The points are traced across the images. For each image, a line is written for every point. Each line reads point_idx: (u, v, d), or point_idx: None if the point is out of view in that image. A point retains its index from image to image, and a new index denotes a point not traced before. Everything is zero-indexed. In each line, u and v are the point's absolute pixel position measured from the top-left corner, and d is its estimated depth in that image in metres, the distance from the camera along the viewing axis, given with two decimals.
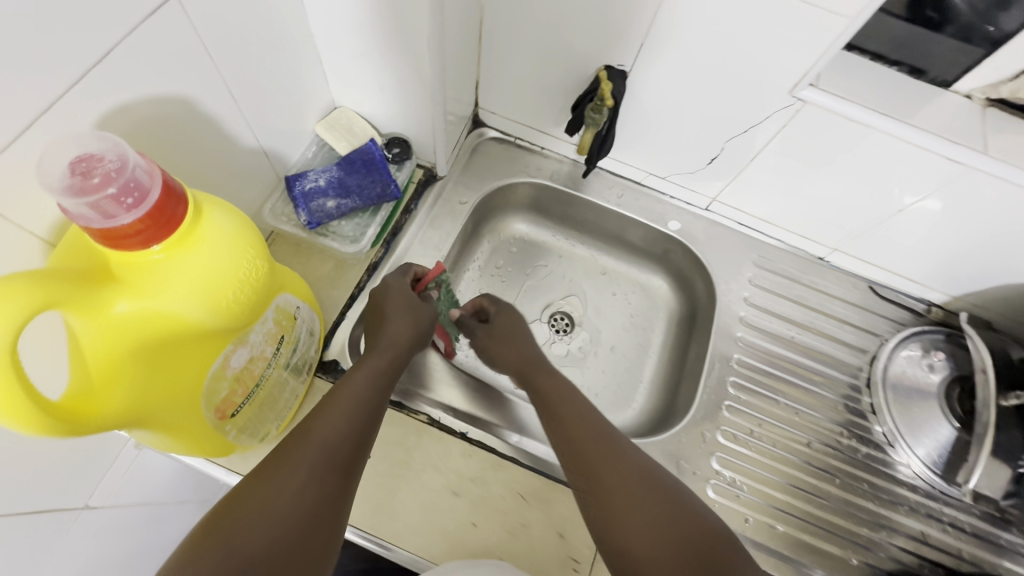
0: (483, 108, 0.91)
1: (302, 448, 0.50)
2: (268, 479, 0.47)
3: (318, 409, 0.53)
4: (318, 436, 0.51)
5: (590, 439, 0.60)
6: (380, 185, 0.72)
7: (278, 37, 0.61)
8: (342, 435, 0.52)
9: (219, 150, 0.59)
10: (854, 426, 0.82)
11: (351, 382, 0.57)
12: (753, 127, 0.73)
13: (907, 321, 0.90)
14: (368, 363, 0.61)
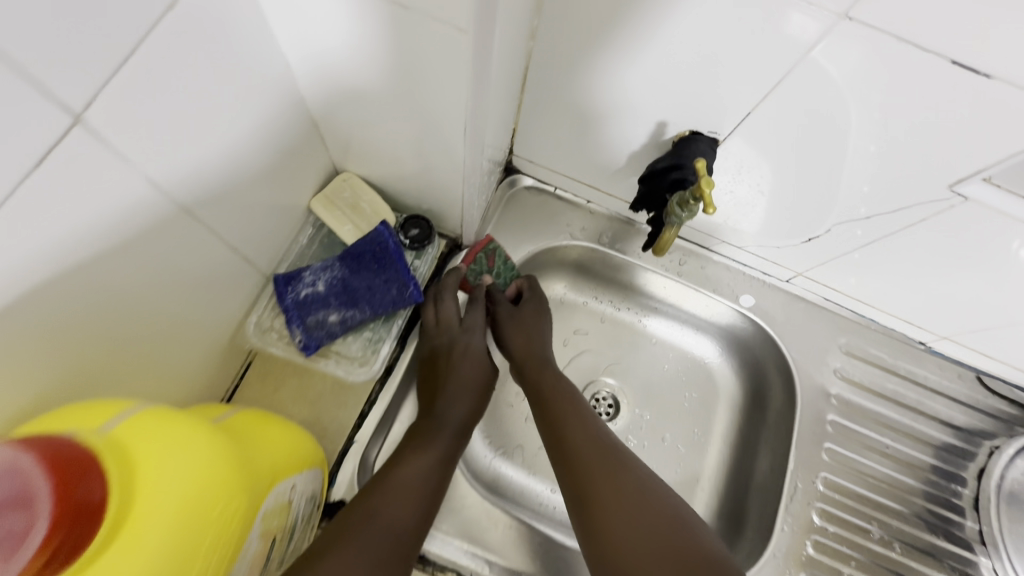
0: (520, 156, 0.73)
1: (362, 541, 0.47)
2: (328, 574, 0.44)
3: (379, 493, 0.51)
4: (379, 528, 0.48)
5: (587, 455, 0.59)
6: (396, 287, 0.56)
7: (260, 120, 0.44)
8: (400, 523, 0.50)
9: (190, 300, 0.46)
10: (957, 559, 0.69)
11: (412, 465, 0.54)
12: (881, 214, 0.56)
13: (1023, 422, 0.76)
14: (426, 444, 0.56)
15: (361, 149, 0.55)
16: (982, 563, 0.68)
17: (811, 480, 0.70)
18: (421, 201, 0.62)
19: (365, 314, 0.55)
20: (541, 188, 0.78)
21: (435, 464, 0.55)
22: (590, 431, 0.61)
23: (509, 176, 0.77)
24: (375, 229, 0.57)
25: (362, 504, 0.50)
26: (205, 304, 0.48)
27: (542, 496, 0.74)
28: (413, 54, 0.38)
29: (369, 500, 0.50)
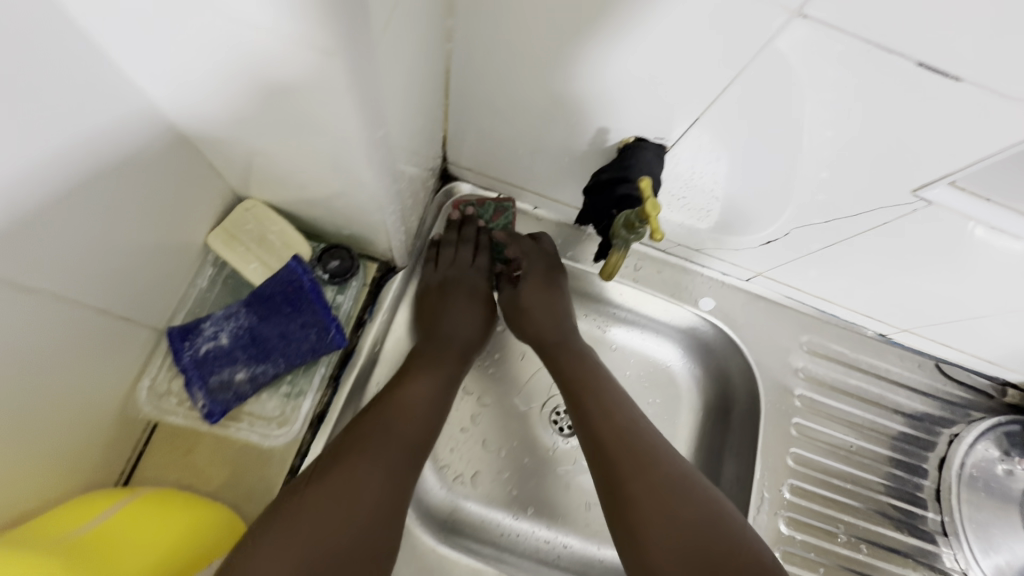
0: (456, 162, 0.66)
1: (368, 453, 0.49)
2: (331, 482, 0.47)
3: (388, 410, 0.54)
4: (385, 441, 0.51)
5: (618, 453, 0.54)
6: (316, 331, 0.49)
7: (113, 161, 0.36)
8: (405, 435, 0.52)
9: (56, 399, 0.39)
10: (919, 554, 0.69)
11: (415, 388, 0.57)
12: (841, 219, 0.53)
13: (979, 407, 0.76)
14: (423, 367, 0.60)
15: (260, 176, 0.48)
16: (944, 554, 0.69)
17: (778, 487, 0.68)
18: (342, 226, 0.55)
19: (280, 366, 0.48)
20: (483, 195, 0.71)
21: (433, 387, 0.58)
22: (626, 419, 0.57)
23: (446, 184, 0.69)
24: (287, 265, 0.50)
25: (373, 418, 0.53)
26: (85, 409, 0.42)
27: (505, 523, 0.71)
28: (289, 80, 0.31)
29: (378, 414, 0.53)
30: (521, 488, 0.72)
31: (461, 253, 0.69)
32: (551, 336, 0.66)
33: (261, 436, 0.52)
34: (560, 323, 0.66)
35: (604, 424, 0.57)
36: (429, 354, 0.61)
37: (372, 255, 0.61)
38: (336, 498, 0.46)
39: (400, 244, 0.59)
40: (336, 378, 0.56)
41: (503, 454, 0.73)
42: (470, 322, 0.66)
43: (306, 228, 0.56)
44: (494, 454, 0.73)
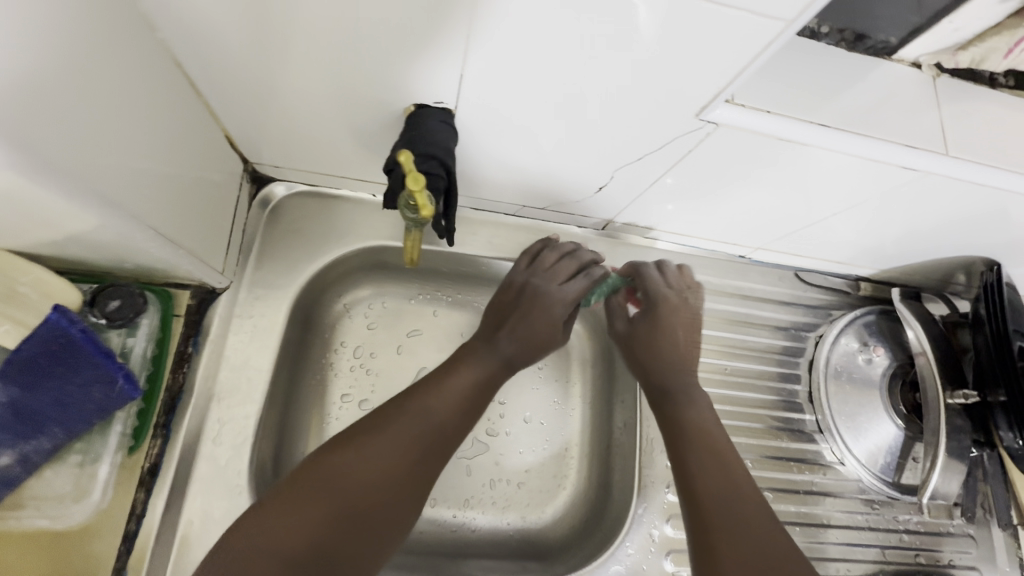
0: (262, 163, 0.60)
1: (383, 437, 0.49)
2: (346, 458, 0.47)
3: (431, 394, 0.53)
4: (418, 428, 0.50)
5: (714, 479, 0.54)
6: (100, 388, 0.44)
7: None
8: (440, 424, 0.52)
9: None
10: (800, 455, 0.73)
11: (464, 378, 0.56)
12: (650, 154, 0.52)
13: (838, 305, 0.80)
14: (487, 359, 0.58)
15: None
16: (823, 450, 0.73)
17: None
18: (119, 260, 0.47)
19: (60, 436, 0.44)
20: (307, 192, 0.65)
21: (483, 375, 0.57)
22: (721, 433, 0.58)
23: (260, 190, 0.62)
24: (45, 319, 0.42)
25: (412, 400, 0.52)
26: None
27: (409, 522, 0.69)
28: None
29: (416, 397, 0.53)
30: None
31: (563, 265, 0.64)
32: (665, 369, 0.62)
33: (53, 517, 0.46)
34: (677, 346, 0.63)
35: (703, 447, 0.56)
36: (477, 347, 0.59)
37: (180, 282, 0.54)
38: (353, 477, 0.47)
39: (196, 267, 0.52)
40: (165, 424, 0.52)
41: None
42: (541, 335, 0.61)
43: (74, 269, 0.48)
44: None
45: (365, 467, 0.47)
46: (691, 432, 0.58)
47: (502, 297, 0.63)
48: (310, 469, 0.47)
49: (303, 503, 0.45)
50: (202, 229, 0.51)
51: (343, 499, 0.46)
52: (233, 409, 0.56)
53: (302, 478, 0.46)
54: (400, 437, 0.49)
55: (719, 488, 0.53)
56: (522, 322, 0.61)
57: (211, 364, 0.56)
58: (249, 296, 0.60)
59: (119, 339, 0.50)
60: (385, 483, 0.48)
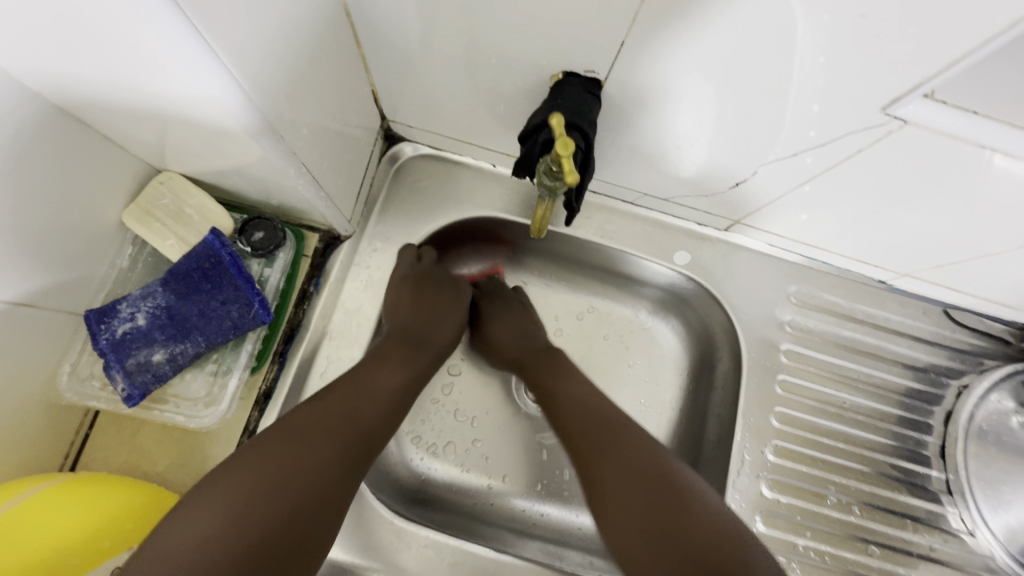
0: (396, 121, 0.62)
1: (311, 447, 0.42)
2: (263, 470, 0.40)
3: (357, 387, 0.48)
4: (351, 425, 0.45)
5: (588, 420, 0.52)
6: (238, 307, 0.47)
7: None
8: (369, 423, 0.46)
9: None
10: (918, 513, 0.64)
11: (399, 372, 0.52)
12: (811, 149, 0.47)
13: (993, 354, 0.69)
14: (408, 351, 0.54)
15: (164, 148, 0.44)
16: (949, 514, 0.64)
17: (760, 448, 0.64)
18: (267, 195, 0.51)
19: (202, 345, 0.46)
20: (432, 155, 0.66)
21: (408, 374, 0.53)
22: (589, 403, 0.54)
23: (390, 148, 0.65)
24: (204, 240, 0.48)
25: (342, 390, 0.47)
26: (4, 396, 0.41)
27: (479, 493, 0.69)
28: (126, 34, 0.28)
29: (311, 410, 0.44)
30: (494, 458, 0.70)
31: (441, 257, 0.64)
32: (521, 348, 0.63)
33: (187, 417, 0.48)
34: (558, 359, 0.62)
35: (568, 403, 0.55)
36: (407, 344, 0.55)
37: (312, 225, 0.58)
38: (278, 480, 0.40)
39: (330, 211, 0.54)
40: (282, 353, 0.56)
41: (476, 425, 0.71)
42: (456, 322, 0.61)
43: (228, 199, 0.52)
44: (466, 426, 0.71)
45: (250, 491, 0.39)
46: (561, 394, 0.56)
47: (408, 283, 0.59)
48: (217, 482, 0.39)
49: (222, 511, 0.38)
50: (341, 177, 0.54)
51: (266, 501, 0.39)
52: (342, 349, 0.59)
53: (220, 480, 0.39)
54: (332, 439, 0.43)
55: (592, 426, 0.51)
56: (429, 310, 0.59)
57: (327, 304, 0.60)
58: (368, 247, 0.63)
59: (258, 268, 0.53)
60: (319, 491, 0.41)
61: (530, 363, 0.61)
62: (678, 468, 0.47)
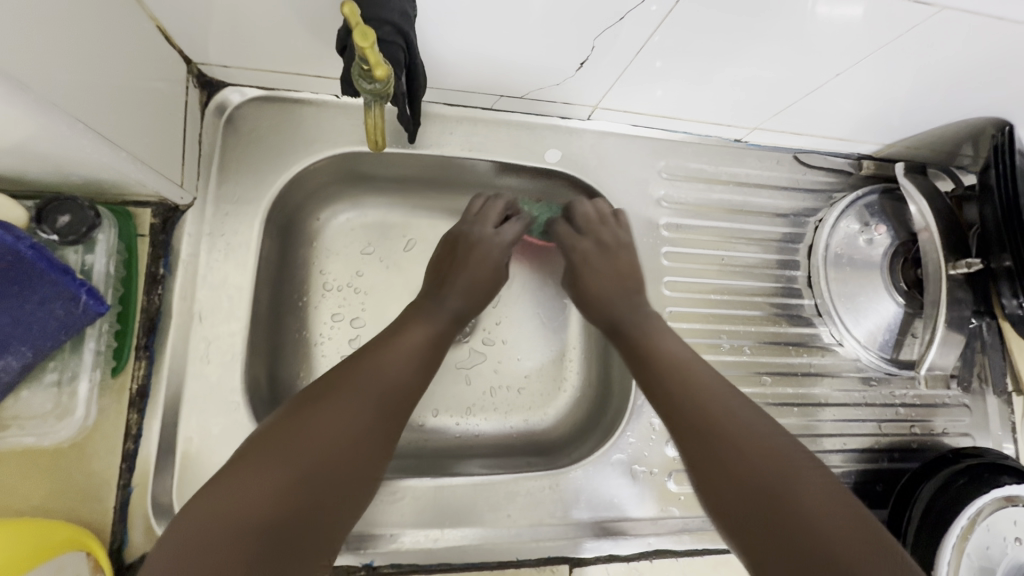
0: (205, 63, 0.54)
1: (349, 395, 0.46)
2: (317, 419, 0.44)
3: (378, 354, 0.51)
4: (376, 392, 0.48)
5: (697, 431, 0.48)
6: (61, 304, 0.42)
7: None
8: (392, 380, 0.49)
9: None
10: (798, 337, 0.72)
11: (410, 338, 0.54)
12: (636, 8, 0.46)
13: (838, 187, 0.76)
14: (439, 322, 0.58)
15: None
16: (822, 332, 0.73)
17: (658, 318, 0.68)
18: (65, 173, 0.44)
19: (28, 354, 0.43)
20: (265, 97, 0.60)
21: (431, 339, 0.55)
22: (681, 348, 0.55)
23: (213, 96, 0.57)
24: None
25: (362, 368, 0.49)
26: None
27: (411, 432, 0.68)
28: None
29: (365, 355, 0.50)
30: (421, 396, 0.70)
31: (489, 209, 0.67)
32: (618, 311, 0.61)
33: (40, 436, 0.47)
34: (638, 312, 0.61)
35: (676, 385, 0.51)
36: (424, 308, 0.58)
37: (138, 200, 0.51)
38: (300, 444, 0.42)
39: (149, 176, 0.48)
40: (148, 346, 0.51)
41: None
42: (488, 281, 0.63)
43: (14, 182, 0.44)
44: None
45: (305, 441, 0.42)
46: (679, 393, 0.51)
47: (453, 239, 0.64)
48: (255, 453, 0.42)
49: (267, 475, 0.40)
50: (148, 134, 0.47)
51: (293, 468, 0.41)
52: (218, 328, 0.54)
53: (244, 457, 0.42)
54: (351, 403, 0.46)
55: (686, 406, 0.49)
56: (457, 271, 0.62)
57: (186, 284, 0.54)
58: (218, 212, 0.57)
59: (77, 257, 0.47)
60: (343, 454, 0.44)
61: (628, 323, 0.59)
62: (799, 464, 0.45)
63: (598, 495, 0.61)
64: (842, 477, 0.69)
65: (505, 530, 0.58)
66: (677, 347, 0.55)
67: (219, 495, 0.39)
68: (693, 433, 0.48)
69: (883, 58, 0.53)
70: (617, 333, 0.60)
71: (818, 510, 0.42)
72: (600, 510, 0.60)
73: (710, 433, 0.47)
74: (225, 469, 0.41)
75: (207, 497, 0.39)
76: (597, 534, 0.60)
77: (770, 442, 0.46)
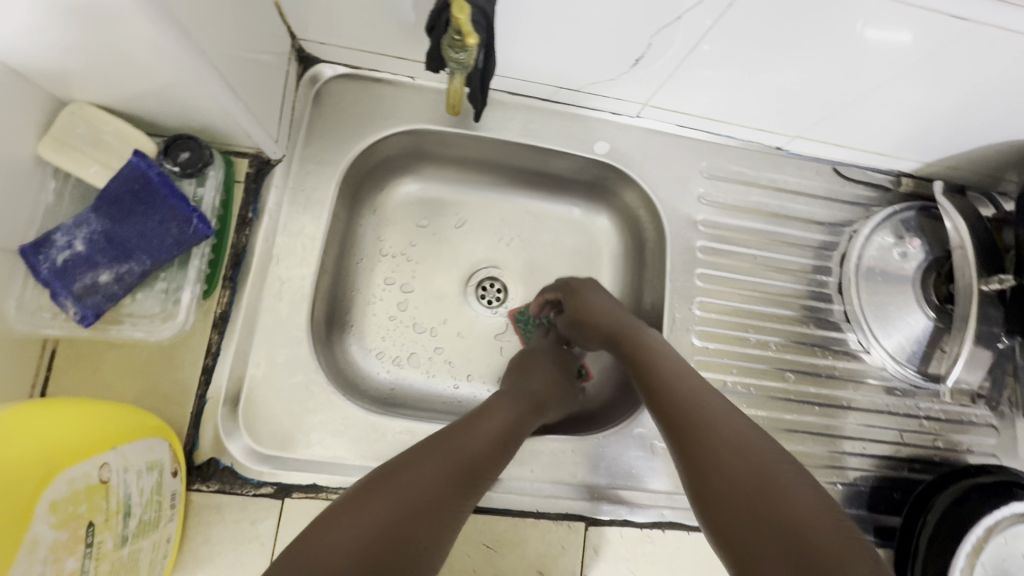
0: (306, 40, 0.62)
1: (438, 459, 0.48)
2: (407, 479, 0.46)
3: (464, 430, 0.53)
4: (458, 463, 0.49)
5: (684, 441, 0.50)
6: (177, 225, 0.50)
7: None
8: (472, 457, 0.50)
9: None
10: (827, 342, 0.74)
11: (497, 418, 0.56)
12: (690, 8, 0.51)
13: (876, 201, 0.79)
14: (529, 403, 0.61)
15: (71, 76, 0.44)
16: (849, 338, 0.75)
17: (689, 307, 0.72)
18: (187, 119, 0.52)
19: (147, 262, 0.49)
20: (350, 75, 0.67)
21: (517, 417, 0.58)
22: (671, 364, 0.57)
23: (308, 69, 0.65)
24: (129, 162, 0.49)
25: (443, 440, 0.51)
26: None
27: (448, 392, 0.73)
28: None
29: (459, 428, 0.53)
30: (458, 360, 0.75)
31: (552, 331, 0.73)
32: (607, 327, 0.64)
33: (147, 332, 0.53)
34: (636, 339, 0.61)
35: (667, 392, 0.54)
36: (522, 393, 0.62)
37: (239, 150, 0.59)
38: (394, 501, 0.43)
39: (254, 129, 0.55)
40: (232, 278, 0.58)
41: (435, 334, 0.75)
42: (559, 385, 0.67)
43: (148, 122, 0.52)
44: (427, 335, 0.74)
45: (406, 490, 0.45)
46: (675, 398, 0.53)
47: (523, 354, 0.70)
48: (365, 510, 0.42)
49: (361, 515, 0.42)
50: (255, 91, 0.54)
51: (386, 512, 0.43)
52: (292, 270, 0.61)
53: (344, 509, 0.43)
54: (434, 460, 0.48)
55: (686, 411, 0.51)
56: (535, 372, 0.67)
57: (269, 229, 0.61)
58: (301, 170, 0.64)
59: (191, 189, 0.55)
60: (425, 508, 0.44)
61: (627, 336, 0.62)
62: (779, 463, 0.46)
63: (616, 464, 0.64)
64: (860, 481, 0.71)
65: (528, 483, 0.62)
66: (670, 359, 0.58)
67: (325, 533, 0.41)
68: (686, 436, 0.50)
69: (930, 74, 0.56)
70: (614, 341, 0.63)
71: (800, 507, 0.43)
72: (618, 479, 0.64)
73: (686, 425, 0.50)
74: (353, 497, 0.44)
75: (311, 538, 0.41)
76: (615, 500, 0.63)
77: (740, 442, 0.48)
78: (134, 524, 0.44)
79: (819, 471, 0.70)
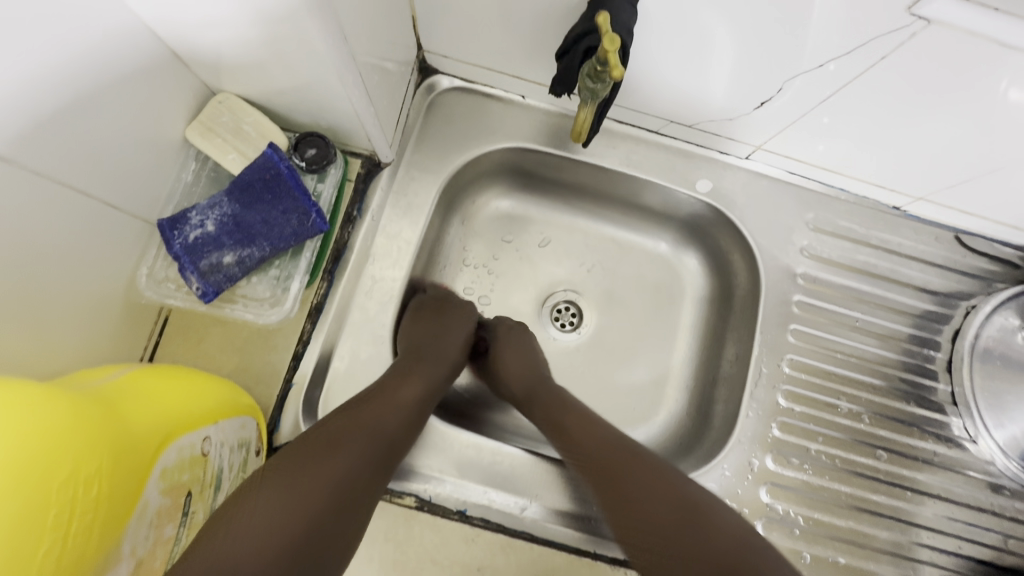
0: (430, 52, 0.64)
1: (351, 437, 0.46)
2: (320, 461, 0.43)
3: (377, 402, 0.50)
4: (368, 436, 0.46)
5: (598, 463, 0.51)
6: (297, 216, 0.53)
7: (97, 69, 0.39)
8: (388, 434, 0.48)
9: (90, 285, 0.46)
10: (927, 423, 0.68)
11: (406, 388, 0.53)
12: (831, 61, 0.49)
13: (1001, 278, 0.72)
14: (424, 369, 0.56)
15: (228, 70, 0.48)
16: (953, 423, 0.68)
17: (777, 362, 0.68)
18: (316, 118, 0.55)
19: (267, 249, 0.52)
20: (464, 88, 0.69)
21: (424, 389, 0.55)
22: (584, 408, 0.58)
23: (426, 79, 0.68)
24: (263, 153, 0.52)
25: (351, 419, 0.47)
26: (95, 299, 0.46)
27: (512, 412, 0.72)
28: None
29: (368, 399, 0.50)
30: None
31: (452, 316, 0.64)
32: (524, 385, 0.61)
33: (255, 314, 0.55)
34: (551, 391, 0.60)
35: (589, 429, 0.54)
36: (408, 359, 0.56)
37: (355, 150, 0.62)
38: (300, 485, 0.41)
39: (375, 132, 0.57)
40: (330, 271, 0.61)
41: None
42: (463, 348, 0.63)
43: (282, 117, 0.55)
44: None
45: (312, 474, 0.42)
46: (595, 430, 0.54)
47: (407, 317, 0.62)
48: (268, 501, 0.39)
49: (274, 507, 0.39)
50: (382, 96, 0.56)
51: (299, 499, 0.40)
52: (385, 271, 0.63)
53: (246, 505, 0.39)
54: (346, 441, 0.45)
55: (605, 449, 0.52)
56: (438, 335, 0.61)
57: (370, 229, 0.63)
58: (406, 175, 0.66)
59: (312, 184, 0.58)
60: (340, 495, 0.42)
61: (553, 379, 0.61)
62: (688, 481, 0.48)
63: None
64: None
65: (586, 520, 0.60)
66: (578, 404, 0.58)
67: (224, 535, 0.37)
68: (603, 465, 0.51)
69: None
70: (531, 398, 0.60)
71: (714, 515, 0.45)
72: None
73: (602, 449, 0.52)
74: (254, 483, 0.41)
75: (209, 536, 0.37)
76: None
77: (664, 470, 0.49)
78: (222, 496, 0.46)
79: (902, 562, 0.64)
